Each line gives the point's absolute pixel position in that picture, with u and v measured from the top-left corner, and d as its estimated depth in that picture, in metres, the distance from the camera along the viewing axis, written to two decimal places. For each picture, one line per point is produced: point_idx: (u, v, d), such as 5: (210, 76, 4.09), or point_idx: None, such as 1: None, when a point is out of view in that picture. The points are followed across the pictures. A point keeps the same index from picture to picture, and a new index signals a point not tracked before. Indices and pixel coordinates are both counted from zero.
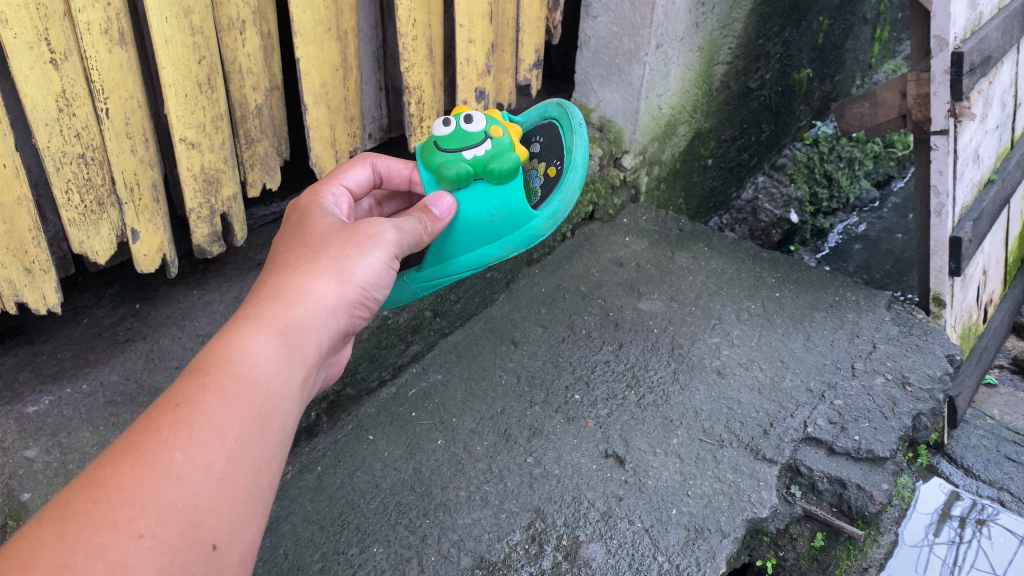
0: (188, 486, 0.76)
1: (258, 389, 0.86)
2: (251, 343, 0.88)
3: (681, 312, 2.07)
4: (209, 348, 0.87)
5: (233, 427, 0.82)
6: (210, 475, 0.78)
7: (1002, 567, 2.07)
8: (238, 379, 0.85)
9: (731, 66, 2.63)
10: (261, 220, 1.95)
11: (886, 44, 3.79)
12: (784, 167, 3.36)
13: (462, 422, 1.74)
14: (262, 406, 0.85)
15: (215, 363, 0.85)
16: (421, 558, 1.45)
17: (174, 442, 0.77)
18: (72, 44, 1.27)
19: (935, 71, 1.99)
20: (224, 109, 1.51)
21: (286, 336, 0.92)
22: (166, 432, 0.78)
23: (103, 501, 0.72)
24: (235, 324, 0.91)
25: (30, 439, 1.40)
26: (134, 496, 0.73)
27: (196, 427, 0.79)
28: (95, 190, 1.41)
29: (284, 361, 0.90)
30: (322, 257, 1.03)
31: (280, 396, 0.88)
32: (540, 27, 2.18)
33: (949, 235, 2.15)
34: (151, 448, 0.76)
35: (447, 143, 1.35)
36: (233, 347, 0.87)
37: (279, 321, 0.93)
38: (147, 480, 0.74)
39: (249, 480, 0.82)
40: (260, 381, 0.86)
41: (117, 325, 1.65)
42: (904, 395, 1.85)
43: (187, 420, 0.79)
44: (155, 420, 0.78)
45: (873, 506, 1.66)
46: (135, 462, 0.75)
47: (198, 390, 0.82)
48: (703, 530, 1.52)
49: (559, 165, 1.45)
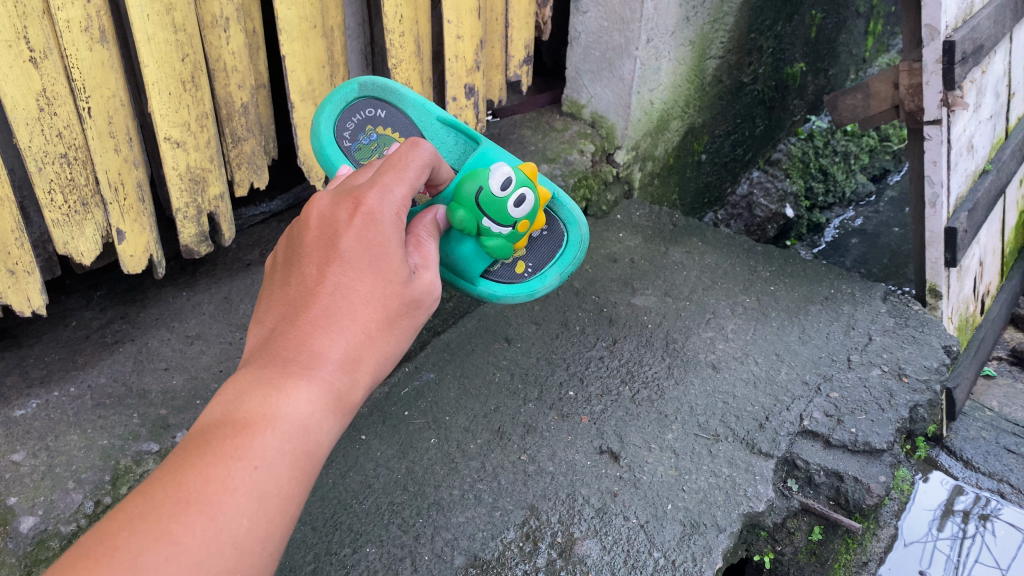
0: (245, 557, 0.74)
1: (304, 459, 0.81)
2: (307, 408, 0.82)
3: (675, 307, 2.06)
4: (288, 398, 0.82)
5: (279, 499, 0.78)
6: (265, 549, 0.76)
7: (1006, 562, 2.03)
8: (307, 452, 0.81)
9: (723, 60, 2.62)
10: (250, 220, 1.94)
11: (880, 37, 3.78)
12: (778, 162, 3.34)
13: (456, 421, 1.72)
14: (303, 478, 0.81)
15: (292, 427, 0.81)
16: (414, 558, 1.43)
17: (243, 511, 0.75)
18: (52, 42, 1.26)
19: (927, 61, 1.98)
20: (209, 107, 1.50)
21: (342, 400, 0.86)
22: (239, 498, 0.75)
23: (168, 562, 0.69)
24: (318, 374, 0.85)
25: (17, 443, 1.38)
26: (199, 563, 0.71)
27: (240, 501, 0.75)
28: (79, 190, 1.39)
29: (332, 429, 0.84)
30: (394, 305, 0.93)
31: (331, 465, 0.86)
32: (530, 22, 2.17)
33: (945, 226, 2.14)
34: (222, 510, 0.74)
35: (487, 199, 1.31)
36: (313, 412, 0.82)
37: (351, 389, 0.87)
38: (214, 547, 0.72)
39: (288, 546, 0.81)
40: (323, 452, 0.83)
41: (105, 327, 1.64)
42: (901, 387, 1.83)
43: (259, 491, 0.76)
44: (202, 482, 0.74)
45: (870, 499, 1.65)
46: (206, 523, 0.73)
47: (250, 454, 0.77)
48: (699, 525, 1.51)
49: (526, 270, 1.48)
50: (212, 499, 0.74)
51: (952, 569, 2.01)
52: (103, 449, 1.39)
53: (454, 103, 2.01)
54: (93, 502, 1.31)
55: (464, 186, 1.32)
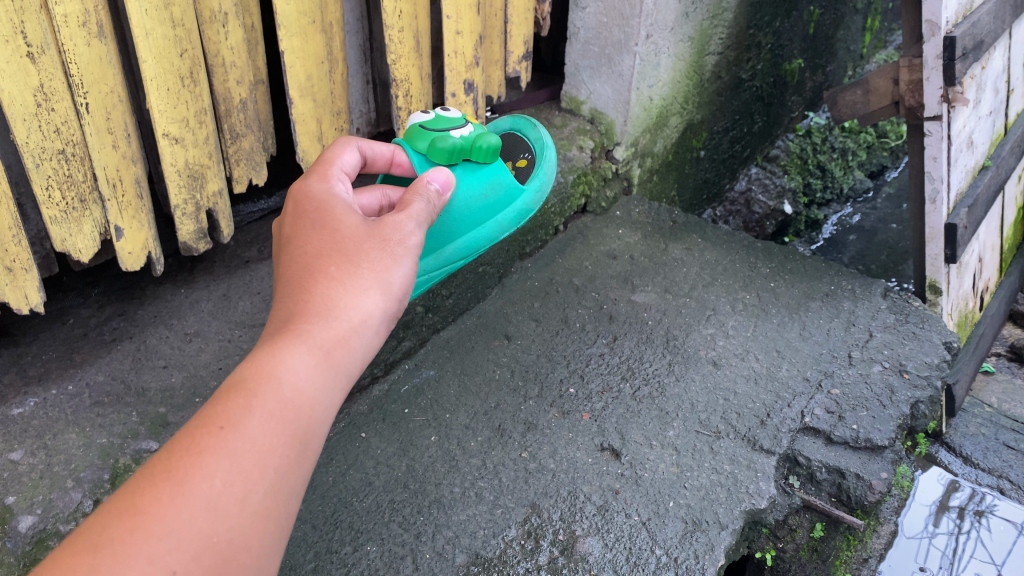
0: (222, 518, 0.68)
1: (293, 411, 0.76)
2: (287, 358, 0.78)
3: (675, 304, 2.05)
4: (252, 358, 0.77)
5: (270, 454, 0.73)
6: (254, 502, 0.70)
7: (1001, 557, 2.03)
8: (285, 403, 0.76)
9: (722, 56, 2.62)
10: (248, 217, 1.93)
11: (878, 33, 3.78)
12: (777, 158, 3.32)
13: (456, 418, 1.72)
14: (298, 430, 0.76)
15: (261, 381, 0.76)
16: (416, 556, 1.43)
17: (215, 470, 0.69)
18: (50, 37, 1.24)
19: (928, 56, 1.97)
20: (207, 102, 1.48)
21: (326, 349, 0.81)
22: (207, 457, 0.69)
23: (135, 533, 0.63)
24: (284, 329, 0.81)
25: (15, 441, 1.37)
26: (169, 529, 0.65)
27: (227, 454, 0.70)
28: (76, 187, 1.38)
29: (324, 379, 0.80)
30: (359, 257, 0.90)
31: (322, 424, 0.79)
32: (529, 18, 2.16)
33: (945, 222, 2.13)
34: (190, 473, 0.67)
35: (432, 123, 1.39)
36: (281, 360, 0.77)
37: (326, 337, 0.81)
38: (185, 512, 0.66)
39: (284, 515, 0.73)
40: (304, 404, 0.77)
41: (103, 324, 1.63)
42: (902, 383, 1.83)
43: (231, 447, 0.70)
44: (186, 444, 0.69)
45: (872, 496, 1.65)
46: (172, 489, 0.66)
47: (240, 410, 0.73)
48: (701, 522, 1.50)
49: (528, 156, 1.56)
50: (177, 466, 0.67)
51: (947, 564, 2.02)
52: (101, 448, 1.38)
53: (453, 99, 2.00)
54: (93, 501, 1.30)
55: (418, 145, 1.38)
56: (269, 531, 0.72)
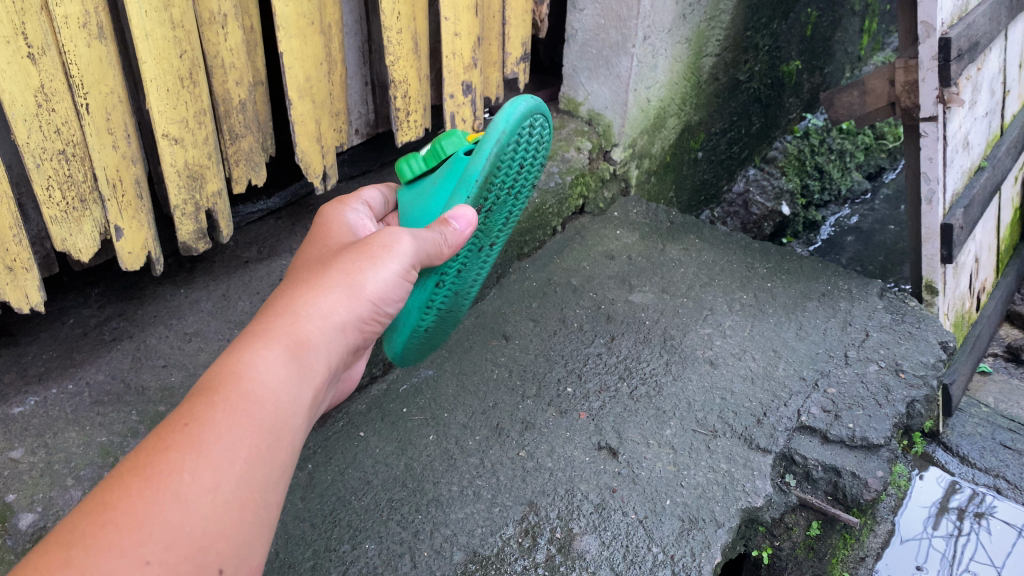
0: (197, 508, 0.78)
1: (264, 408, 0.86)
2: (257, 360, 0.89)
3: (673, 304, 2.06)
4: (220, 364, 0.88)
5: (242, 447, 0.83)
6: (225, 490, 0.80)
7: (1000, 560, 2.06)
8: (250, 398, 0.86)
9: (720, 57, 2.63)
10: (248, 217, 1.94)
11: (875, 35, 3.79)
12: (775, 160, 3.33)
13: (454, 417, 1.72)
14: (269, 425, 0.86)
15: (227, 380, 0.86)
16: (414, 554, 1.44)
17: (181, 465, 0.78)
18: (50, 38, 1.25)
19: (923, 58, 1.99)
20: (206, 103, 1.49)
21: (294, 353, 0.93)
22: (175, 454, 0.79)
23: (106, 528, 0.73)
24: (251, 336, 0.92)
25: (15, 440, 1.37)
26: (139, 521, 0.74)
27: (200, 449, 0.80)
28: (77, 187, 1.39)
29: (292, 378, 0.91)
30: (332, 270, 1.03)
31: (292, 415, 0.89)
32: (526, 19, 2.17)
33: (941, 222, 2.15)
34: (158, 470, 0.77)
35: None
36: (247, 361, 0.88)
37: (291, 338, 0.93)
38: (155, 503, 0.76)
39: (257, 502, 0.83)
40: (270, 399, 0.87)
41: (103, 324, 1.64)
42: (898, 382, 1.84)
43: (196, 441, 0.80)
44: (162, 442, 0.80)
45: (868, 494, 1.66)
46: (143, 485, 0.76)
47: (207, 408, 0.83)
48: (697, 520, 1.51)
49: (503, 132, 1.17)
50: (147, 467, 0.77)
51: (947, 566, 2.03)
52: (101, 446, 1.39)
53: (451, 100, 2.01)
54: None
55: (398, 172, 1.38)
56: (241, 518, 0.81)
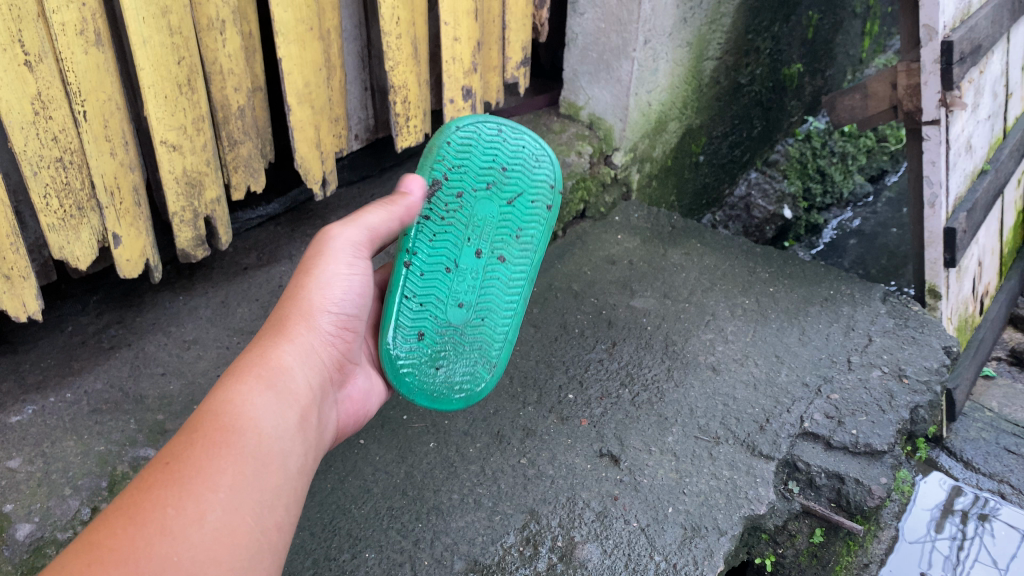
0: (186, 534, 0.79)
1: (245, 438, 0.91)
2: (232, 398, 0.94)
3: (674, 309, 2.05)
4: (198, 408, 0.93)
5: (227, 475, 0.86)
6: (214, 516, 0.82)
7: (1006, 562, 2.03)
8: (230, 431, 0.90)
9: (721, 61, 2.62)
10: (247, 224, 1.93)
11: (876, 38, 3.78)
12: (777, 163, 3.35)
13: (455, 424, 1.72)
14: (252, 452, 0.90)
15: (205, 418, 0.90)
16: (414, 562, 1.43)
17: (166, 499, 0.80)
18: (47, 46, 1.25)
19: (926, 61, 1.98)
20: (205, 110, 1.49)
21: (265, 387, 0.99)
22: (160, 489, 0.81)
23: (94, 565, 0.73)
24: (224, 380, 0.97)
25: (13, 450, 1.36)
26: (130, 553, 0.75)
27: (186, 479, 0.83)
28: (74, 195, 1.38)
29: (268, 410, 0.96)
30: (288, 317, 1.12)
31: (272, 446, 0.93)
32: (526, 24, 2.16)
33: (944, 226, 2.14)
34: (145, 506, 0.79)
35: None
36: (223, 401, 0.93)
37: (259, 374, 1.01)
38: (145, 535, 0.77)
39: (248, 527, 0.85)
40: (246, 432, 0.92)
41: (102, 332, 1.63)
42: (902, 388, 1.82)
43: (179, 475, 0.83)
44: (147, 480, 0.82)
45: (872, 501, 1.64)
46: (129, 522, 0.78)
47: (188, 445, 0.86)
48: (700, 528, 1.50)
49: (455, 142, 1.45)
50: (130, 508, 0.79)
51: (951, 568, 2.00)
52: (99, 456, 1.38)
53: (451, 105, 2.00)
54: (90, 508, 1.30)
55: None
56: (232, 541, 0.83)
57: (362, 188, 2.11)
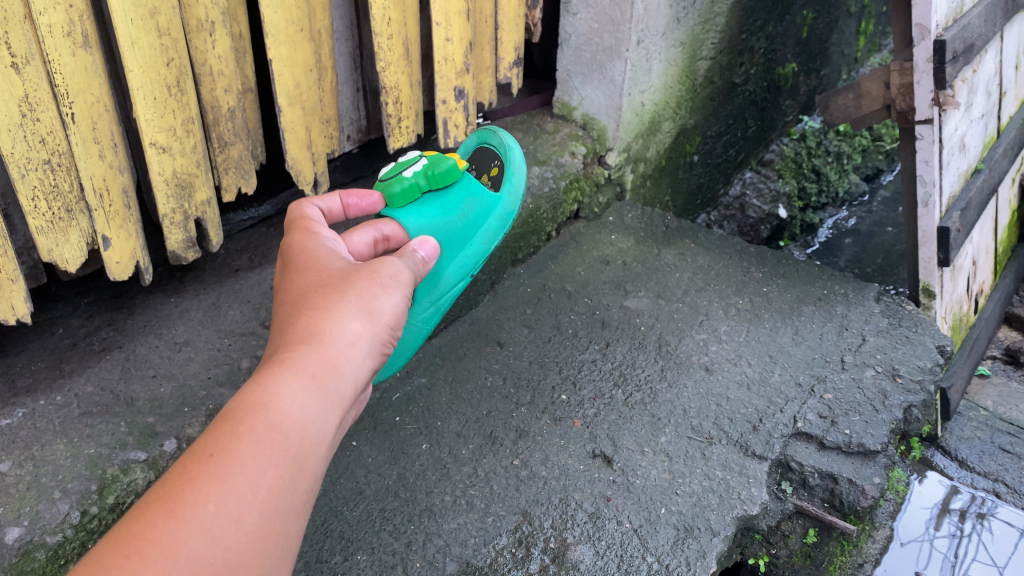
0: (220, 540, 0.72)
1: (291, 437, 0.81)
2: (285, 388, 0.83)
3: (668, 309, 2.05)
4: (245, 390, 0.82)
5: (268, 478, 0.77)
6: (251, 523, 0.74)
7: (1004, 560, 2.02)
8: (276, 427, 0.80)
9: (715, 60, 2.62)
10: (239, 225, 1.93)
11: (871, 37, 3.78)
12: (772, 163, 3.32)
13: (447, 425, 1.71)
14: (296, 454, 0.80)
15: (253, 411, 0.80)
16: (406, 564, 1.42)
17: (207, 494, 0.73)
18: (33, 47, 1.24)
19: (918, 60, 1.97)
20: (194, 111, 1.48)
21: (321, 377, 0.86)
22: (200, 484, 0.73)
23: (131, 558, 0.67)
24: (275, 363, 0.85)
25: (2, 453, 1.36)
26: (165, 551, 0.69)
27: (229, 478, 0.75)
28: (63, 197, 1.38)
29: (319, 406, 0.84)
30: (351, 293, 0.96)
31: (316, 444, 0.83)
32: (519, 24, 2.16)
33: (938, 225, 2.14)
34: (183, 499, 0.72)
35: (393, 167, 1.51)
36: (272, 392, 0.82)
37: (310, 364, 0.86)
38: (181, 534, 0.70)
39: (281, 535, 0.77)
40: (294, 426, 0.82)
41: (93, 334, 1.62)
42: (895, 387, 1.82)
43: (221, 471, 0.75)
44: (189, 470, 0.74)
45: (865, 501, 1.64)
46: (168, 515, 0.70)
47: (233, 437, 0.77)
48: (692, 528, 1.50)
49: (497, 167, 1.59)
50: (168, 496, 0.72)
51: (949, 567, 2.00)
52: (89, 459, 1.38)
53: (444, 106, 2.00)
54: (80, 512, 1.30)
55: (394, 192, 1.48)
56: (263, 552, 0.75)
57: (354, 189, 2.10)
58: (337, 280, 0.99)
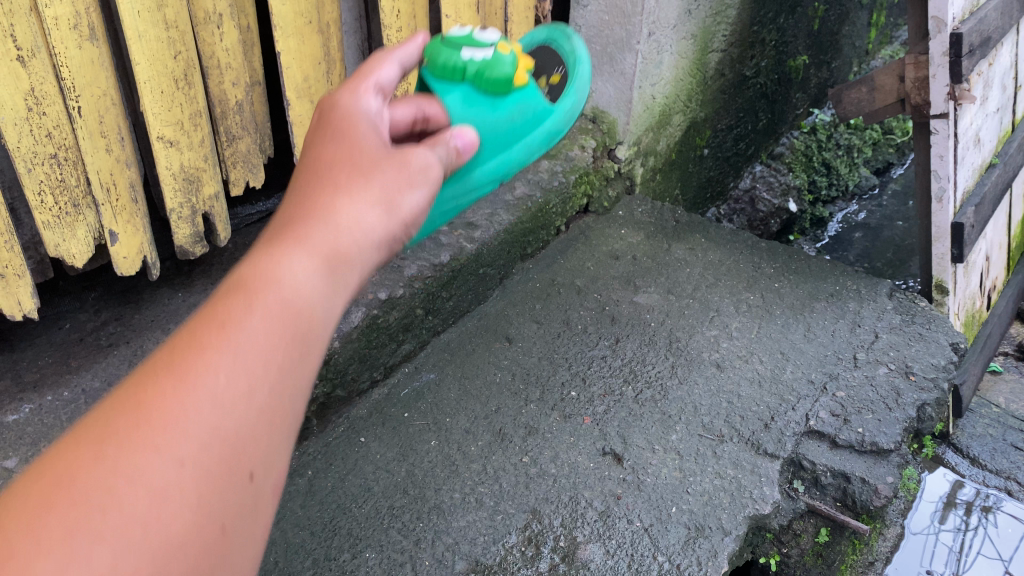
0: (230, 413, 0.60)
1: (302, 311, 0.68)
2: (296, 260, 0.70)
3: (678, 305, 2.03)
4: (250, 260, 0.70)
5: (277, 354, 0.65)
6: (257, 405, 0.62)
7: (1009, 553, 2.04)
8: (286, 301, 0.68)
9: (726, 53, 2.59)
10: (247, 219, 1.92)
11: (883, 29, 3.75)
12: (782, 156, 3.30)
13: (456, 422, 1.70)
14: (306, 333, 0.68)
15: (263, 284, 0.67)
16: (415, 562, 1.42)
17: (216, 362, 0.61)
18: (40, 40, 1.23)
19: (934, 53, 1.94)
20: (202, 105, 1.47)
21: (334, 259, 0.74)
22: (208, 351, 0.61)
23: (133, 426, 0.56)
24: (284, 234, 0.73)
25: (9, 449, 1.35)
26: (170, 420, 0.57)
27: (239, 350, 0.63)
28: (70, 192, 1.36)
29: (330, 288, 0.72)
30: (372, 175, 0.83)
31: (324, 326, 0.71)
32: (529, 16, 2.14)
33: (952, 221, 2.11)
34: (190, 366, 0.60)
35: (453, 37, 1.31)
36: (282, 262, 0.70)
37: (326, 240, 0.74)
38: (185, 405, 0.58)
39: (291, 419, 0.65)
40: (305, 305, 0.69)
41: (100, 329, 1.61)
42: (908, 385, 1.80)
43: (231, 340, 0.63)
44: (194, 337, 0.62)
45: (878, 500, 1.61)
46: (172, 379, 0.59)
47: (242, 308, 0.65)
48: (704, 527, 1.49)
49: (562, 73, 1.55)
50: (180, 366, 0.60)
51: (955, 559, 2.03)
52: None
53: None
54: None
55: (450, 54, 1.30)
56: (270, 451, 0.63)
57: None
58: (366, 157, 0.85)
